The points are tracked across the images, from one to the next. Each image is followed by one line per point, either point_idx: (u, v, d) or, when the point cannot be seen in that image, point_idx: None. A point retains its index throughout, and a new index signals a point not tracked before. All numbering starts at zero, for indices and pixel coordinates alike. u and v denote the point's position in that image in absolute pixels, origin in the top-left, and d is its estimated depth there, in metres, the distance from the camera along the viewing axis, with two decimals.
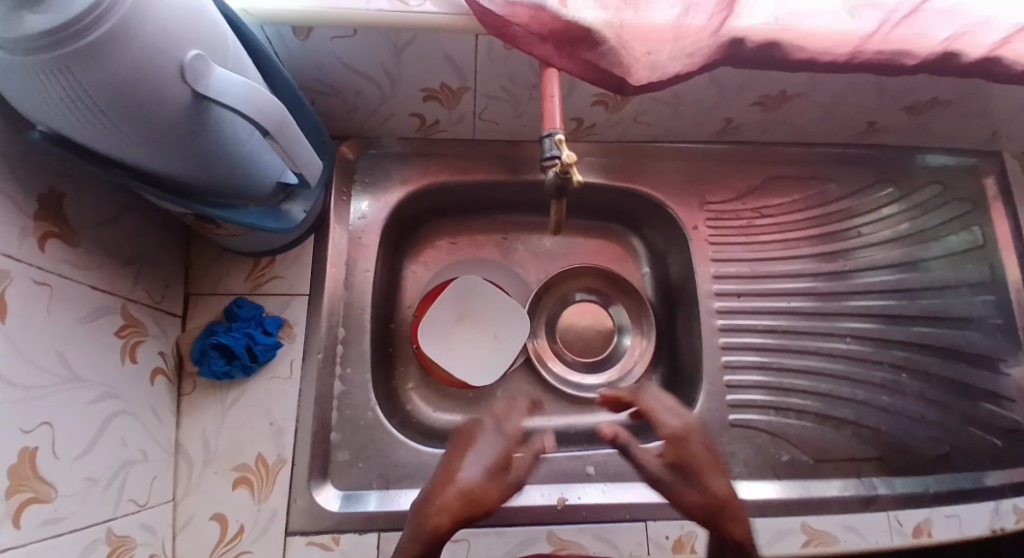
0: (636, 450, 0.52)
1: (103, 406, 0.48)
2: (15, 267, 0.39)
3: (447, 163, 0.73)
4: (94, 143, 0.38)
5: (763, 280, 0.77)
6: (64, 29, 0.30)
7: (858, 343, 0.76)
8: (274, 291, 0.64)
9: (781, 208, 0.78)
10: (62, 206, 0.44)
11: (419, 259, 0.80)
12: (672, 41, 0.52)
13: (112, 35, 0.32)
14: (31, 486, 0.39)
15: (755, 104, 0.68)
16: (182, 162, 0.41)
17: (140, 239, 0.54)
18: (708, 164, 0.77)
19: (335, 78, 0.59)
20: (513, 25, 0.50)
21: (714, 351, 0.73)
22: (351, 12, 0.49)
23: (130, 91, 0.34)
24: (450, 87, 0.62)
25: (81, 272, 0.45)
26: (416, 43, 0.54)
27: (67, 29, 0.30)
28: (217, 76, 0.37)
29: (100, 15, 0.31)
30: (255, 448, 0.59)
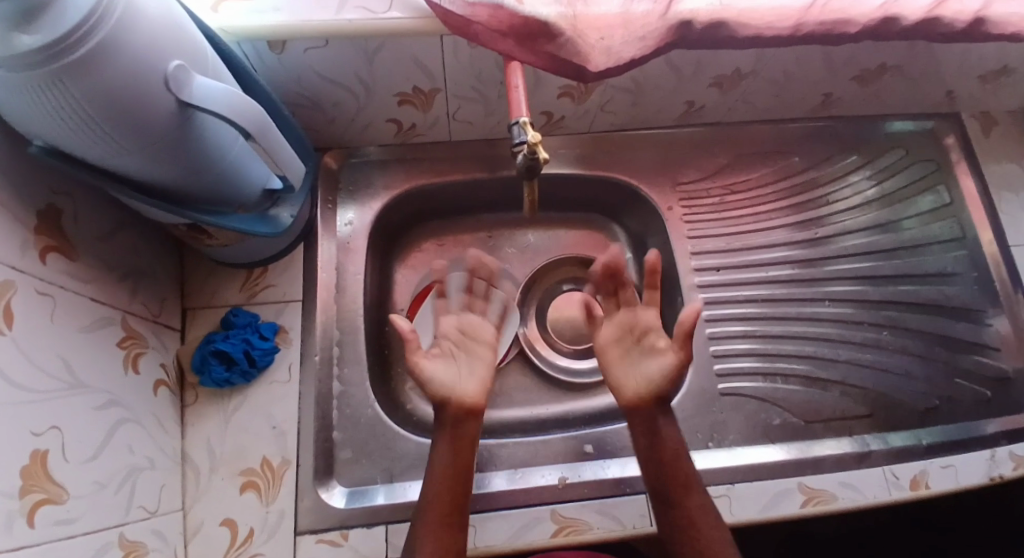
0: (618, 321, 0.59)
1: (110, 413, 0.49)
2: (17, 277, 0.41)
3: (426, 167, 0.76)
4: (87, 154, 0.40)
5: (739, 253, 0.80)
6: (52, 46, 0.33)
7: (838, 306, 0.78)
8: (269, 299, 0.67)
9: (752, 183, 0.81)
10: (60, 223, 0.46)
11: (407, 263, 0.83)
12: (622, 26, 0.56)
13: (98, 48, 0.34)
14: (42, 487, 0.41)
15: (713, 85, 0.71)
16: (171, 169, 0.44)
17: (136, 255, 0.57)
18: (677, 147, 0.80)
19: (313, 91, 0.62)
20: (474, 24, 0.53)
21: (699, 325, 0.76)
22: (321, 23, 0.53)
23: (118, 101, 0.37)
24: (422, 90, 0.65)
25: (82, 284, 0.48)
26: (386, 50, 0.57)
27: (55, 47, 0.33)
28: (198, 86, 0.40)
29: (87, 31, 0.34)
30: (260, 451, 0.61)
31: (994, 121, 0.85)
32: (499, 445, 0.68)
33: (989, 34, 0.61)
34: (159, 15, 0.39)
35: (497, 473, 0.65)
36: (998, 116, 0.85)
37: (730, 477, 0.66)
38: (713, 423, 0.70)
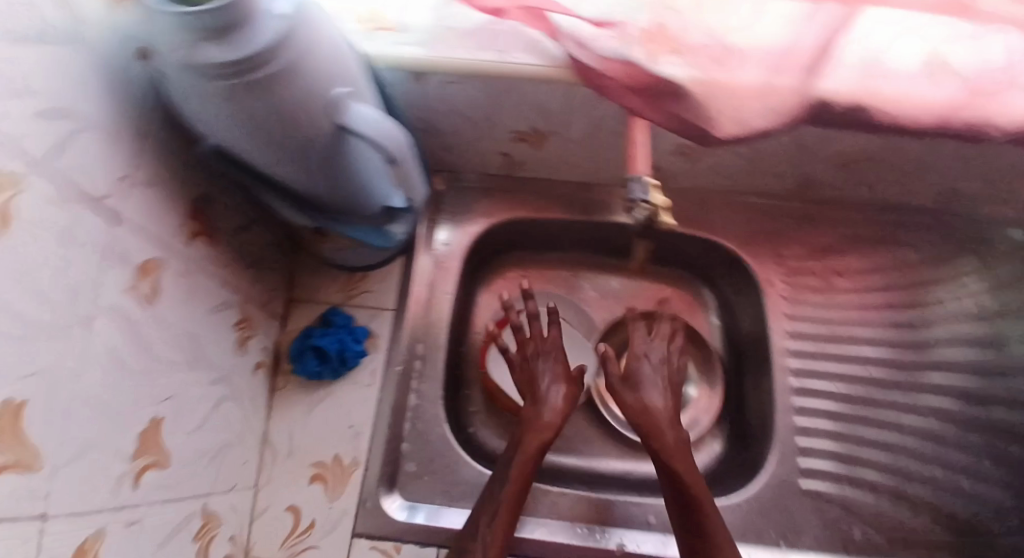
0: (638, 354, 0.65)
1: (216, 389, 0.53)
2: (174, 257, 0.45)
3: (527, 202, 0.78)
4: (251, 158, 0.44)
5: (839, 342, 0.76)
6: (239, 66, 0.36)
7: (939, 422, 0.72)
8: (364, 304, 0.70)
9: (861, 271, 0.78)
10: (208, 211, 0.50)
11: (490, 289, 0.84)
12: (759, 99, 0.53)
13: (279, 74, 0.38)
14: (152, 453, 0.43)
15: (835, 163, 0.69)
16: (316, 180, 0.48)
17: (262, 246, 0.62)
18: (786, 218, 0.77)
19: (439, 119, 0.66)
20: (606, 78, 0.54)
21: (785, 411, 0.72)
22: (461, 60, 0.56)
23: (290, 119, 0.41)
24: (539, 131, 0.66)
25: (217, 268, 0.52)
26: (516, 93, 0.59)
27: (240, 66, 0.36)
28: (356, 113, 0.44)
29: (271, 57, 0.37)
30: (333, 447, 0.64)
31: None
32: (569, 492, 0.67)
33: None
34: (329, 41, 0.42)
35: (536, 523, 0.65)
36: None
37: None
38: (784, 517, 0.67)
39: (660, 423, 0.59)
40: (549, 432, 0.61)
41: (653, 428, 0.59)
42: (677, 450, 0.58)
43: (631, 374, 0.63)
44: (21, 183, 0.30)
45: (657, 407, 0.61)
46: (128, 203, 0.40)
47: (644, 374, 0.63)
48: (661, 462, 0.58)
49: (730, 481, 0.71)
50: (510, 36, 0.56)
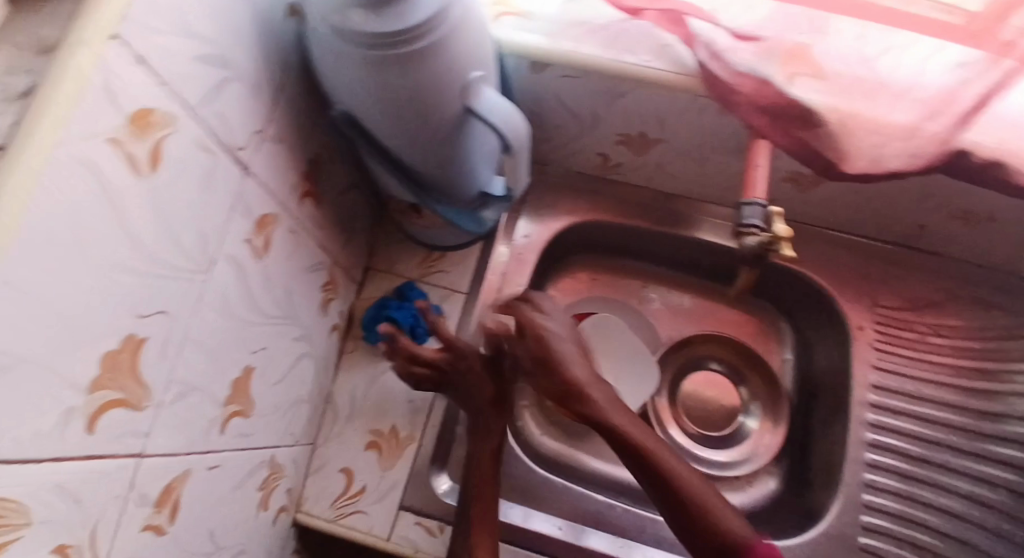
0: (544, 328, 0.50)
1: (299, 345, 0.54)
2: (286, 215, 0.46)
3: (613, 205, 0.75)
4: (374, 128, 0.44)
5: (923, 403, 0.71)
6: (397, 36, 0.36)
7: (1012, 498, 0.65)
8: (438, 283, 0.70)
9: (957, 331, 0.72)
10: (318, 173, 0.51)
11: (557, 285, 0.82)
12: (903, 138, 0.50)
13: (428, 53, 0.38)
14: (240, 400, 0.44)
15: (956, 216, 0.64)
16: (428, 158, 0.48)
17: (356, 213, 0.63)
18: (887, 265, 0.73)
19: (545, 111, 0.64)
20: (737, 93, 0.51)
21: (856, 465, 0.68)
22: (587, 57, 0.55)
23: (424, 98, 0.40)
24: (645, 136, 0.64)
25: (316, 229, 0.53)
26: (633, 95, 0.58)
27: (397, 37, 0.36)
28: (485, 100, 0.43)
29: (426, 35, 0.37)
30: (392, 418, 0.64)
31: None
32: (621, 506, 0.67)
33: None
34: (476, 23, 0.41)
35: (561, 521, 0.65)
36: None
37: None
38: None
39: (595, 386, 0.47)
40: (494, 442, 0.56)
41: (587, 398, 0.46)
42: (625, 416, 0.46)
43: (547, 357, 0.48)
44: (176, 123, 0.30)
45: (580, 379, 0.47)
46: (258, 157, 0.40)
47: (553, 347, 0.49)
48: (614, 436, 0.46)
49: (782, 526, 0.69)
50: (639, 35, 0.55)
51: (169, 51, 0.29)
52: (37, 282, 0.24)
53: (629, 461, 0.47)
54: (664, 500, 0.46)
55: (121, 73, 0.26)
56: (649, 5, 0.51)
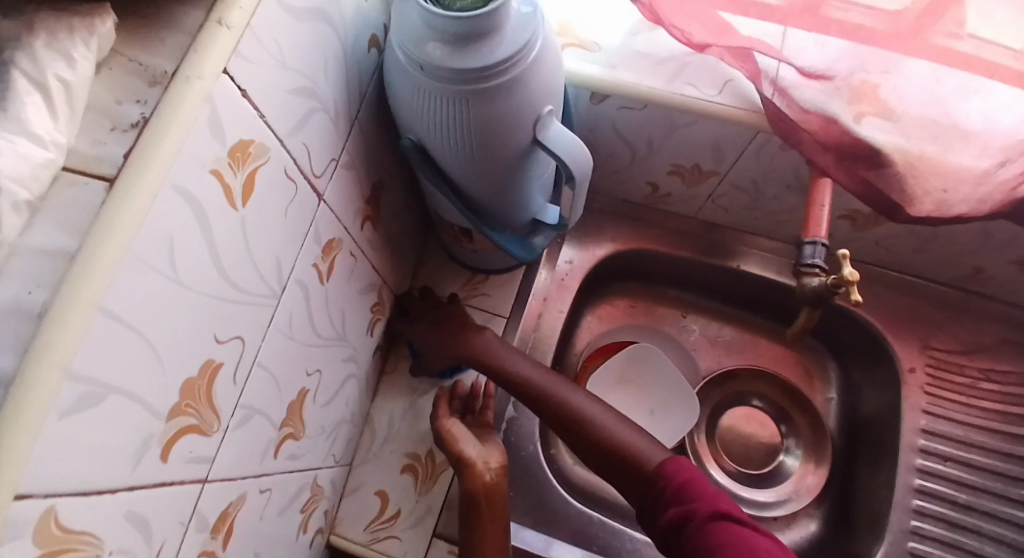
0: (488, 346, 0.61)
1: (346, 367, 0.53)
2: (348, 239, 0.46)
3: (658, 234, 0.75)
4: (440, 153, 0.45)
5: (972, 449, 0.69)
6: (475, 74, 0.37)
7: None
8: (479, 306, 0.70)
9: (1007, 377, 0.70)
10: (378, 195, 0.51)
11: (595, 312, 0.82)
12: (973, 184, 0.49)
13: (501, 86, 0.38)
14: (292, 423, 0.44)
15: (1018, 263, 0.62)
16: (488, 186, 0.48)
17: (405, 234, 0.63)
18: (939, 307, 0.71)
19: (600, 140, 0.64)
20: (801, 132, 0.51)
21: (904, 511, 0.66)
22: (649, 90, 0.55)
23: (496, 127, 0.41)
24: (699, 169, 0.64)
25: (372, 251, 0.53)
26: (693, 128, 0.57)
27: (474, 75, 0.37)
28: (553, 132, 0.43)
29: (501, 69, 0.37)
30: (429, 443, 0.63)
31: None
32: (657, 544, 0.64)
33: None
34: (552, 62, 0.41)
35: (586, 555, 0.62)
36: None
37: None
38: None
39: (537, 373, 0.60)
40: (485, 475, 0.56)
41: (537, 388, 0.59)
42: (562, 391, 0.58)
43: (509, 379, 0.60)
44: (267, 156, 0.32)
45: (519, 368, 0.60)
46: (331, 184, 0.41)
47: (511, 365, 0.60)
48: (558, 413, 0.57)
49: None
50: (703, 70, 0.55)
51: (265, 87, 0.31)
52: (140, 306, 0.25)
53: (573, 440, 0.57)
54: (599, 456, 0.55)
55: (220, 108, 0.27)
56: (716, 42, 0.50)
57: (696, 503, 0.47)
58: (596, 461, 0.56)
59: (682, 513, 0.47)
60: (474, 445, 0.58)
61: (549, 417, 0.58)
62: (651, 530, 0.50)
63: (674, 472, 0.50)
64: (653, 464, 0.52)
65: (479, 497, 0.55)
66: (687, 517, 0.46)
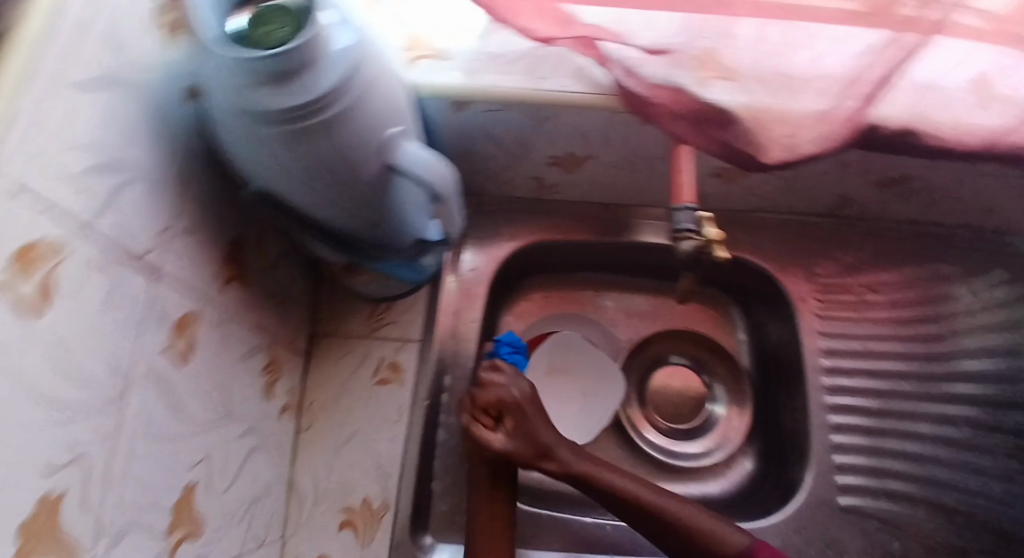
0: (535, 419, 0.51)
1: (245, 442, 0.50)
2: (210, 307, 0.43)
3: (554, 224, 0.75)
4: (293, 197, 0.42)
5: (869, 358, 0.74)
6: (295, 111, 0.35)
7: (970, 431, 0.71)
8: (388, 336, 0.67)
9: (886, 286, 0.76)
10: (240, 253, 0.48)
11: (513, 312, 0.82)
12: (815, 125, 0.52)
13: (333, 118, 0.36)
14: (185, 523, 0.40)
15: (872, 184, 0.68)
16: (356, 218, 0.46)
17: (291, 282, 0.59)
18: (817, 238, 0.76)
19: (472, 146, 0.63)
20: (654, 105, 0.53)
21: (822, 430, 0.70)
22: (507, 91, 0.54)
23: (343, 159, 0.39)
24: (574, 156, 0.65)
25: (245, 311, 0.49)
26: (557, 118, 0.57)
27: (294, 113, 0.35)
28: (404, 151, 0.42)
29: (329, 101, 0.35)
30: (362, 491, 0.61)
31: None
32: (610, 523, 0.63)
33: None
34: (384, 82, 0.40)
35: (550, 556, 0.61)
36: None
37: None
38: (829, 539, 0.65)
39: (594, 459, 0.53)
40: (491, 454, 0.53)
41: (597, 473, 0.52)
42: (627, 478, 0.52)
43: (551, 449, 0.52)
44: (65, 249, 0.28)
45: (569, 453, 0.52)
46: (167, 257, 0.37)
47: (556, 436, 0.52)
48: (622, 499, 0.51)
49: (765, 504, 0.70)
50: (556, 64, 0.55)
51: (56, 173, 0.27)
52: None
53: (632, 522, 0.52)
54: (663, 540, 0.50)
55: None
56: (563, 35, 0.51)
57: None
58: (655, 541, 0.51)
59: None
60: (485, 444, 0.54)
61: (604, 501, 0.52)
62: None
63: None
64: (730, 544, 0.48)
65: (487, 480, 0.53)
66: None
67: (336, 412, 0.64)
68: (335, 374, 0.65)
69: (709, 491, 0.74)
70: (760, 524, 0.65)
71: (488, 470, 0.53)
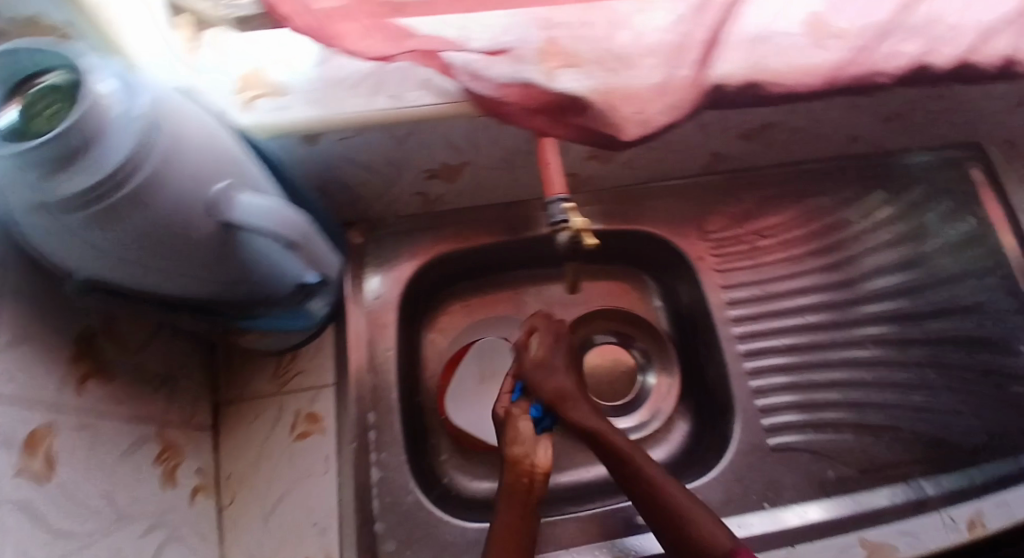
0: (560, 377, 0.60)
1: (150, 539, 0.49)
2: (59, 418, 0.42)
3: (454, 233, 0.74)
4: (128, 282, 0.40)
5: (774, 299, 0.78)
6: (97, 188, 0.32)
7: (880, 348, 0.75)
8: (300, 386, 0.65)
9: (778, 228, 0.80)
10: (94, 348, 0.47)
11: (436, 328, 0.81)
12: (659, 98, 0.53)
13: (134, 193, 0.33)
14: None
15: (739, 137, 0.70)
16: (209, 286, 0.44)
17: (171, 358, 0.58)
18: (704, 196, 0.78)
19: (343, 176, 0.61)
20: (506, 105, 0.52)
21: (742, 379, 0.73)
22: (353, 115, 0.50)
23: (163, 230, 0.36)
24: (450, 166, 0.64)
25: (112, 406, 0.48)
26: (417, 133, 0.56)
27: (97, 191, 0.32)
28: (240, 206, 0.38)
29: (124, 176, 0.33)
30: (301, 553, 0.59)
31: (1015, 146, 0.84)
32: (559, 517, 0.64)
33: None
34: (194, 137, 0.38)
35: None
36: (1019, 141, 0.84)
37: (790, 539, 0.63)
38: (766, 481, 0.68)
39: (614, 434, 0.57)
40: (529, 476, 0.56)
41: (614, 442, 0.56)
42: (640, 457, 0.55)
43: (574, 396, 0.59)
44: None
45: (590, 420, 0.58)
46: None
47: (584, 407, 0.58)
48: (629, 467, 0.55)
49: (706, 460, 0.72)
50: (402, 78, 0.52)
51: None
52: None
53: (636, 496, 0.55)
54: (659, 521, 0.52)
55: None
56: (400, 50, 0.48)
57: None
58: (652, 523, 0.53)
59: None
60: (526, 447, 0.58)
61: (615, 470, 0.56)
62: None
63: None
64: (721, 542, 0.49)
65: (517, 491, 0.56)
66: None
67: (257, 479, 0.62)
68: (250, 439, 0.63)
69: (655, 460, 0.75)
70: (699, 484, 0.67)
71: (520, 484, 0.56)
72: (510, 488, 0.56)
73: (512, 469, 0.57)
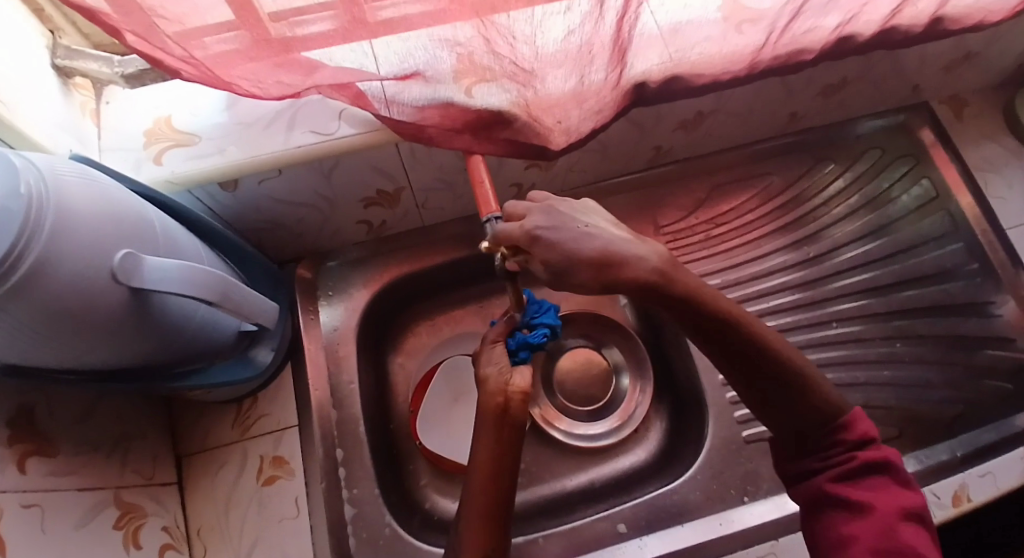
0: (575, 230, 0.44)
1: None
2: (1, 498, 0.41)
3: (405, 255, 0.73)
4: (46, 359, 0.39)
5: (737, 287, 0.77)
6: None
7: (846, 325, 0.75)
8: (263, 430, 0.65)
9: (734, 214, 0.79)
10: (32, 420, 0.47)
11: (404, 352, 0.79)
12: (576, 105, 0.53)
13: (25, 280, 0.33)
14: None
15: (677, 128, 0.70)
16: (137, 349, 0.44)
17: (122, 419, 0.57)
18: (653, 190, 0.78)
19: (279, 214, 0.61)
20: (427, 128, 0.51)
21: (710, 370, 0.72)
22: (270, 156, 0.51)
23: (67, 308, 0.36)
24: (386, 192, 0.63)
25: (62, 478, 0.48)
26: (343, 165, 0.55)
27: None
28: (146, 271, 0.38)
29: (12, 264, 0.32)
30: None
31: (964, 103, 0.82)
32: (542, 534, 0.64)
33: (948, 31, 0.59)
34: (91, 204, 0.38)
35: None
36: (968, 97, 0.82)
37: (773, 530, 0.63)
38: (745, 472, 0.67)
39: (740, 311, 0.45)
40: (505, 394, 0.52)
41: (741, 320, 0.44)
42: (770, 335, 0.45)
43: (607, 249, 0.43)
44: None
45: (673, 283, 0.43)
46: None
47: (636, 266, 0.43)
48: (764, 351, 0.44)
49: (685, 455, 0.71)
50: (315, 111, 0.53)
51: None
52: None
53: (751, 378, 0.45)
54: (772, 400, 0.46)
55: None
56: (305, 85, 0.46)
57: (883, 505, 0.42)
58: (756, 399, 0.46)
59: (869, 461, 0.44)
60: (501, 368, 0.53)
61: (735, 352, 0.44)
62: (787, 449, 0.48)
63: (872, 434, 0.46)
64: (839, 411, 0.46)
65: (493, 415, 0.51)
66: (858, 470, 0.44)
67: (228, 529, 0.61)
68: (218, 489, 0.62)
69: (635, 460, 0.75)
70: (676, 484, 0.67)
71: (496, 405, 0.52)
72: (487, 415, 0.51)
73: (485, 391, 0.52)
